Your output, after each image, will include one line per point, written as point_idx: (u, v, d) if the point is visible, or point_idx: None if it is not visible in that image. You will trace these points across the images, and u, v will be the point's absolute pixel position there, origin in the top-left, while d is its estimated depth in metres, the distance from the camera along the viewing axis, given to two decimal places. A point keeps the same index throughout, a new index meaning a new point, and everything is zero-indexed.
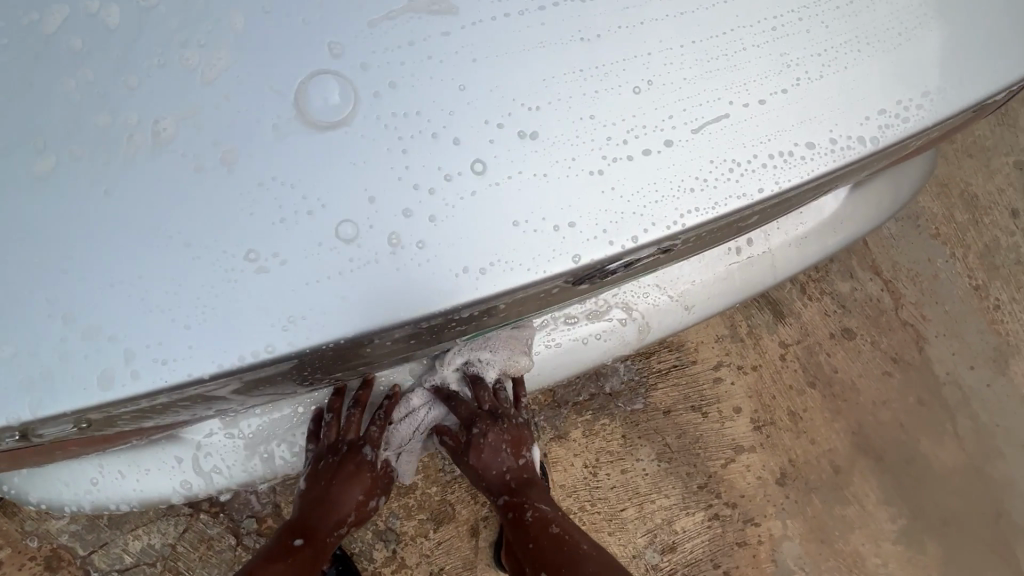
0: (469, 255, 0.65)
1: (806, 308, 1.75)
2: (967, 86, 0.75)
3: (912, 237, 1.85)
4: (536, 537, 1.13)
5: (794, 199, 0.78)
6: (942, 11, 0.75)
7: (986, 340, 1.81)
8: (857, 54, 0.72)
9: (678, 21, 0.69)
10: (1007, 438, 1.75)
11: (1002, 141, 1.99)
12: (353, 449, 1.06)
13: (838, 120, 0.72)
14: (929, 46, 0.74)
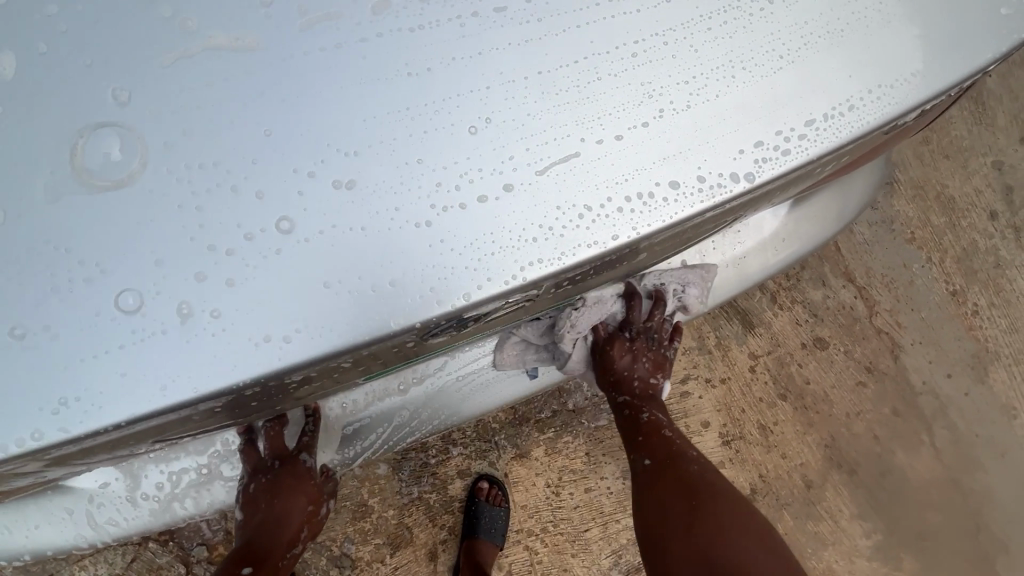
0: (268, 326, 0.54)
1: (776, 318, 1.70)
2: (912, 86, 0.63)
3: (887, 242, 1.81)
4: (648, 435, 1.20)
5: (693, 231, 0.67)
6: (864, 10, 0.62)
7: (964, 347, 1.76)
8: (748, 75, 0.59)
9: (522, 50, 0.57)
10: (986, 448, 1.70)
11: (979, 141, 1.94)
12: (289, 464, 1.01)
13: (746, 139, 0.60)
14: (845, 54, 0.61)
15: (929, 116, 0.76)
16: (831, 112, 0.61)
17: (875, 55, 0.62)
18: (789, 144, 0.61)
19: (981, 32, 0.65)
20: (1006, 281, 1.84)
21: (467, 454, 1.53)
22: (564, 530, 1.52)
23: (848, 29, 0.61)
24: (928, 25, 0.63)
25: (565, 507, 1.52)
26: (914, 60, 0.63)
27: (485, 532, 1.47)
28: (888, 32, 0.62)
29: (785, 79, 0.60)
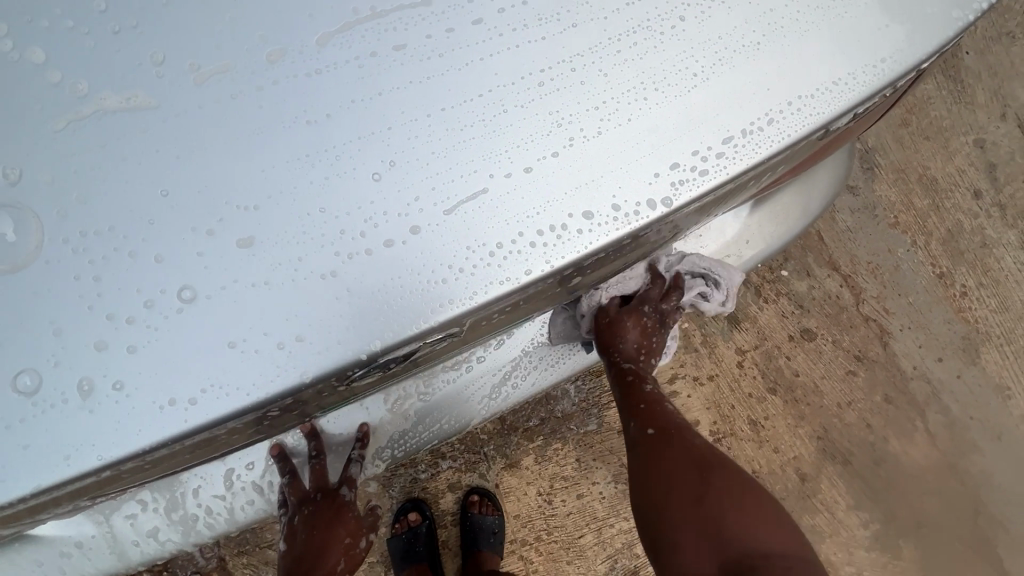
0: (176, 385, 0.55)
1: (762, 311, 1.69)
2: (836, 93, 0.62)
3: (870, 228, 1.80)
4: (650, 403, 1.17)
5: (622, 254, 0.67)
6: (780, 20, 0.61)
7: (954, 330, 1.75)
8: (657, 95, 0.59)
9: (425, 87, 0.58)
10: (982, 430, 1.69)
11: (959, 120, 1.92)
12: (330, 496, 1.06)
13: (662, 162, 0.59)
14: (760, 67, 0.60)
15: (875, 112, 0.75)
16: (752, 125, 0.61)
17: (795, 64, 0.61)
18: (710, 161, 0.60)
19: (907, 32, 0.64)
20: (994, 260, 1.82)
21: (457, 467, 1.53)
22: (557, 537, 1.53)
23: (764, 39, 0.61)
24: (850, 28, 0.62)
25: (557, 515, 1.53)
26: (835, 66, 0.62)
27: (487, 542, 1.49)
28: (807, 39, 0.61)
29: (697, 97, 0.59)
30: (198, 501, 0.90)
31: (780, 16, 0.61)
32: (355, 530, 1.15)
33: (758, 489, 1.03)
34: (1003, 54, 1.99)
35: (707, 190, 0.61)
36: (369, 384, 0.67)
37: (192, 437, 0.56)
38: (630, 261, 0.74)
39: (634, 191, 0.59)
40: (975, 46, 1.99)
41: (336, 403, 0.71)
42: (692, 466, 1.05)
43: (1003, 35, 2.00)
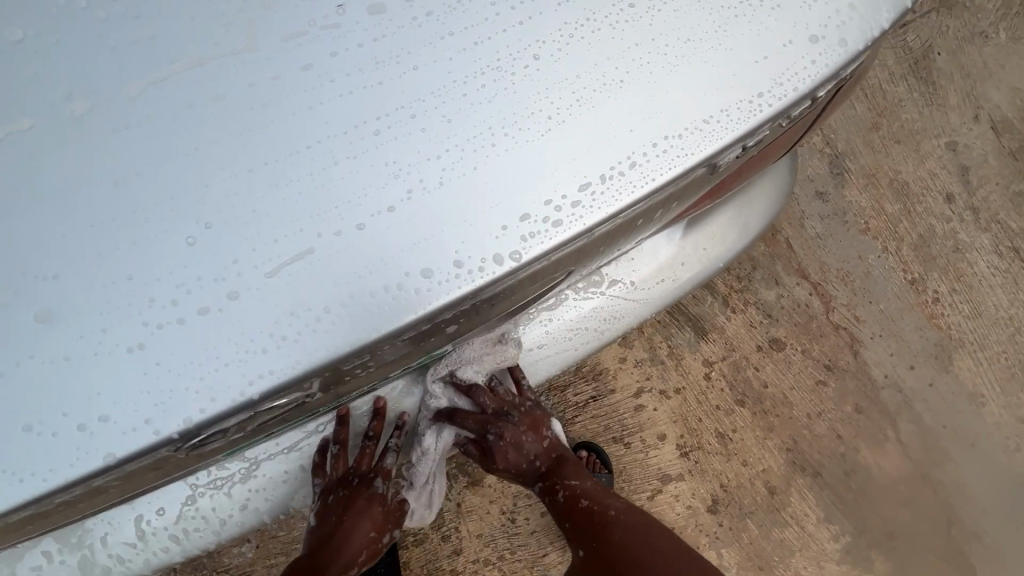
0: (26, 448, 0.57)
1: (730, 322, 1.66)
2: (698, 138, 0.63)
3: (840, 234, 1.77)
4: (571, 516, 1.09)
5: (495, 303, 0.68)
6: (627, 68, 0.62)
7: (926, 336, 1.72)
8: (492, 141, 0.60)
9: (254, 138, 0.59)
10: (955, 438, 1.66)
11: (931, 123, 1.90)
12: (365, 483, 1.01)
13: (506, 214, 0.60)
14: (605, 116, 0.61)
15: (766, 146, 0.75)
16: (611, 170, 0.62)
17: (656, 107, 0.62)
18: (569, 207, 0.61)
19: (767, 72, 0.65)
20: (967, 264, 1.80)
21: None
22: (521, 557, 1.50)
23: (625, 82, 0.62)
24: (713, 71, 0.63)
25: (521, 534, 1.50)
26: (698, 108, 0.63)
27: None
28: (669, 82, 0.62)
29: (556, 141, 0.61)
30: (109, 548, 0.85)
31: (627, 64, 0.62)
32: (382, 527, 1.05)
33: None
34: (975, 55, 1.97)
35: (561, 243, 0.63)
36: (248, 433, 0.69)
37: (55, 495, 0.59)
38: (518, 305, 0.75)
39: (477, 244, 0.60)
40: (947, 47, 1.97)
41: (225, 452, 0.73)
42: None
43: (974, 36, 1.98)
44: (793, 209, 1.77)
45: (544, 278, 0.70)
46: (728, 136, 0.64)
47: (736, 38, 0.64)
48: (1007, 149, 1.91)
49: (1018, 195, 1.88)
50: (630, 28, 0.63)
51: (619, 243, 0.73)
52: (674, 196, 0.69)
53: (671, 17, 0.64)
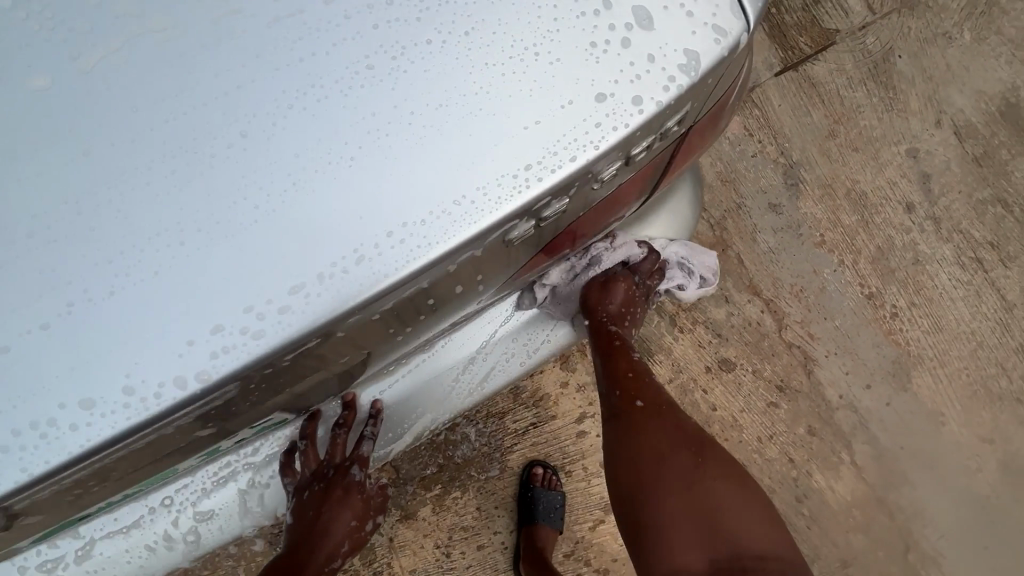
0: None
1: (677, 342, 1.60)
2: (490, 197, 0.58)
3: (794, 248, 1.71)
4: (636, 384, 1.19)
5: (326, 348, 0.65)
6: (440, 98, 0.57)
7: (883, 353, 1.66)
8: (290, 184, 0.56)
9: (46, 187, 0.57)
10: (913, 459, 1.60)
11: (891, 129, 1.83)
12: (340, 473, 1.13)
13: (304, 267, 0.57)
14: (415, 153, 0.56)
15: (602, 192, 0.69)
16: (389, 234, 0.57)
17: (438, 163, 0.57)
18: (347, 275, 0.57)
19: (601, 99, 0.58)
20: (927, 277, 1.73)
21: None
22: None
23: (403, 135, 0.56)
24: (505, 121, 0.57)
25: (456, 569, 1.45)
26: (488, 164, 0.57)
27: (544, 517, 1.41)
28: (453, 134, 0.57)
29: (326, 204, 0.56)
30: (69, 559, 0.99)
31: (441, 93, 0.57)
32: (362, 513, 1.18)
33: (744, 479, 1.05)
34: (939, 56, 1.89)
35: (372, 294, 0.59)
36: (80, 486, 0.67)
37: None
38: (370, 342, 0.71)
39: (275, 299, 0.57)
40: (909, 48, 1.89)
41: (68, 505, 0.72)
42: (687, 445, 1.07)
43: (938, 36, 1.89)
44: (744, 223, 1.71)
45: (354, 338, 0.67)
46: (554, 174, 0.58)
47: (568, 59, 0.58)
48: (971, 155, 1.83)
49: (982, 203, 1.80)
50: (415, 72, 0.57)
51: (469, 279, 0.69)
52: (484, 254, 0.64)
53: (461, 59, 0.58)
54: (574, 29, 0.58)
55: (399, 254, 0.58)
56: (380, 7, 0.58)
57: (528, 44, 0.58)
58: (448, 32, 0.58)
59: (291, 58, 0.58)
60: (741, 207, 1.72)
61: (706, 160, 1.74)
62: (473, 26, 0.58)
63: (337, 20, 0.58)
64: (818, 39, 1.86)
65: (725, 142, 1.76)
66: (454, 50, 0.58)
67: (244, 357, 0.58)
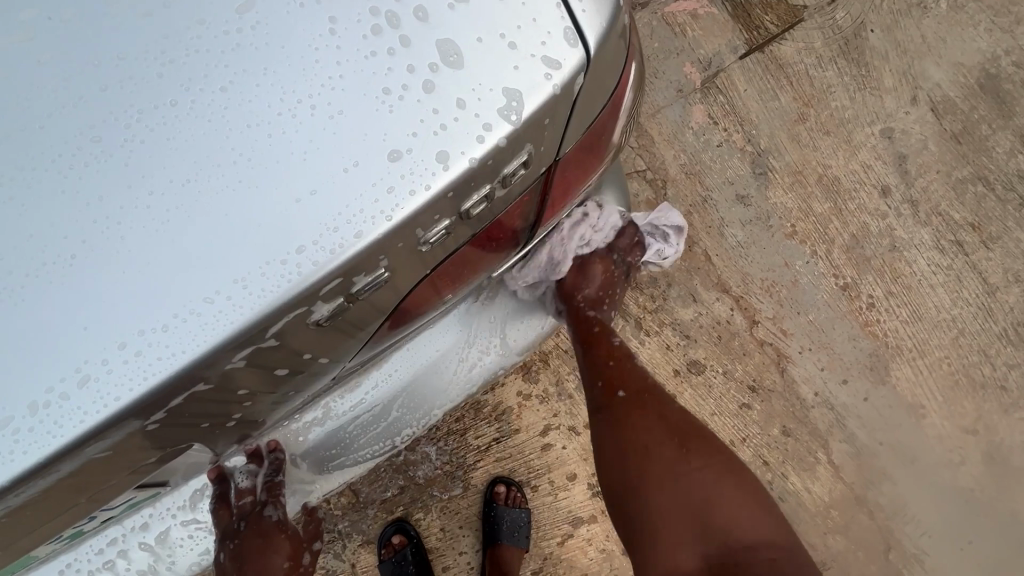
0: None
1: (643, 347, 1.54)
2: (271, 280, 0.49)
3: (764, 241, 1.62)
4: (619, 359, 1.14)
5: (156, 432, 0.56)
6: (245, 138, 0.47)
7: (860, 346, 1.59)
8: (66, 253, 0.47)
9: None
10: (893, 456, 1.55)
11: (864, 109, 1.74)
12: (255, 523, 1.09)
13: (93, 352, 0.47)
14: (215, 207, 0.47)
15: (445, 249, 0.59)
16: (146, 332, 0.48)
17: (200, 244, 0.47)
18: (98, 383, 0.48)
19: (441, 129, 0.49)
20: (904, 264, 1.66)
21: None
22: None
23: (155, 214, 0.47)
24: (281, 185, 0.48)
25: None
26: (263, 241, 0.48)
27: (509, 535, 1.41)
28: (217, 209, 0.47)
29: (63, 301, 0.47)
30: None
31: (247, 133, 0.47)
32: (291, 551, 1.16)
33: (740, 474, 1.02)
34: (913, 28, 1.78)
35: (186, 373, 0.50)
36: None
37: None
38: (222, 416, 0.63)
39: (57, 392, 0.47)
40: (882, 21, 1.78)
41: None
42: (669, 440, 1.03)
43: (913, 6, 1.79)
44: (711, 217, 1.62)
45: (155, 439, 0.58)
46: (389, 221, 0.50)
47: (397, 86, 0.49)
48: (949, 132, 1.74)
49: (961, 182, 1.72)
50: (166, 133, 0.47)
51: (327, 342, 0.60)
52: (290, 339, 0.55)
53: (226, 111, 0.47)
54: (363, 67, 0.48)
55: (205, 328, 0.48)
56: (117, 51, 0.48)
57: (306, 86, 0.48)
58: (204, 78, 0.48)
59: (13, 117, 0.47)
60: (708, 200, 1.63)
61: (669, 152, 1.65)
62: (236, 67, 0.48)
63: (65, 70, 0.48)
64: (784, 16, 1.74)
65: (689, 132, 1.66)
66: (213, 102, 0.47)
67: (33, 463, 0.49)
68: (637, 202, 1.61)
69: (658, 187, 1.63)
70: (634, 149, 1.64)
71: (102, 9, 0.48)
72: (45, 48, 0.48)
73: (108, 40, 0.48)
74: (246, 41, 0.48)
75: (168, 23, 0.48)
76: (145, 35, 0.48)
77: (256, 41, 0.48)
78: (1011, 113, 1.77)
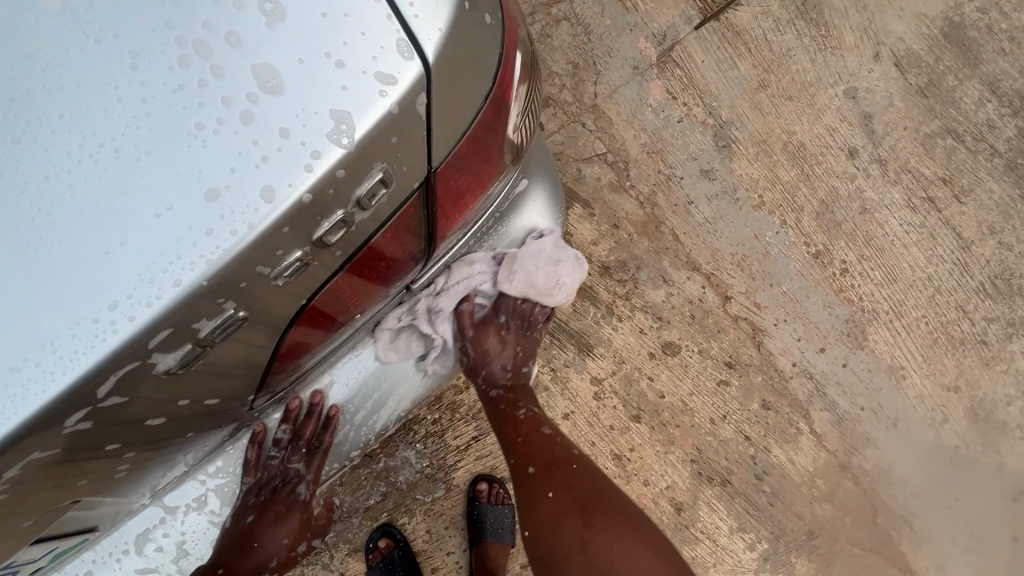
0: None
1: (617, 333, 1.52)
2: (100, 328, 0.50)
3: (732, 215, 1.60)
4: (529, 433, 1.17)
5: (28, 481, 0.57)
6: (61, 183, 0.49)
7: (836, 314, 1.57)
8: None
9: None
10: (875, 419, 1.54)
11: (826, 70, 1.70)
12: (284, 492, 1.12)
13: None
14: (39, 254, 0.48)
15: (313, 279, 0.60)
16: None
17: (22, 294, 0.48)
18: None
19: (264, 159, 0.50)
20: (876, 226, 1.63)
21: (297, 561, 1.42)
22: None
23: None
24: (99, 230, 0.49)
25: None
26: (87, 287, 0.49)
27: (493, 533, 1.42)
28: (44, 255, 0.48)
29: None
30: None
31: (62, 178, 0.49)
32: (295, 535, 1.17)
33: (630, 519, 1.07)
34: None
35: (35, 423, 0.51)
36: None
37: None
38: (106, 459, 0.64)
39: None
40: None
41: None
42: (576, 508, 1.06)
43: None
44: (676, 195, 1.60)
45: (30, 489, 0.59)
46: (221, 257, 0.51)
47: (209, 119, 0.49)
48: (914, 86, 1.70)
49: (929, 136, 1.69)
50: None
51: (202, 379, 0.61)
52: (149, 379, 0.56)
53: (43, 160, 0.49)
54: (168, 103, 0.49)
55: (45, 376, 0.50)
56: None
57: (110, 128, 0.49)
58: (15, 126, 0.49)
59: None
60: (672, 177, 1.60)
61: (629, 132, 1.61)
62: (37, 114, 0.49)
63: None
64: None
65: (647, 110, 1.63)
66: (18, 153, 0.49)
67: None
68: (599, 186, 1.58)
69: (620, 168, 1.60)
70: (593, 132, 1.60)
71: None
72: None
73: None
74: (41, 86, 0.49)
75: None
76: None
77: (56, 87, 0.49)
78: (977, 62, 1.73)
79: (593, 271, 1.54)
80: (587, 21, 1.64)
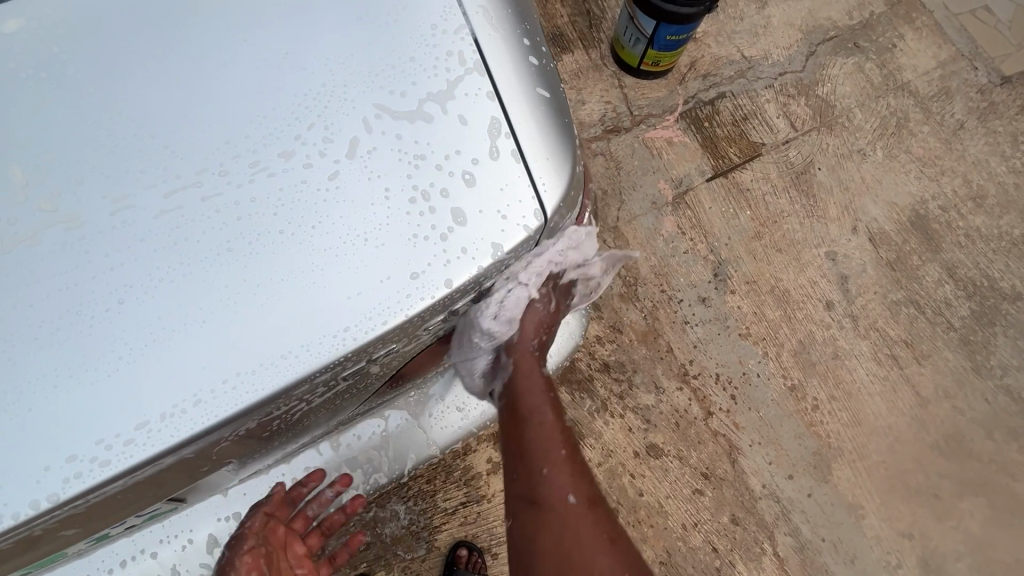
0: None
1: (608, 427, 1.68)
2: (277, 370, 0.57)
3: (720, 339, 1.81)
4: None
5: (202, 462, 0.63)
6: (327, 199, 0.59)
7: (805, 445, 1.74)
8: (173, 281, 0.56)
9: None
10: (834, 552, 1.66)
11: (811, 234, 2.00)
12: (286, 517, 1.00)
13: (185, 378, 0.55)
14: (294, 255, 0.58)
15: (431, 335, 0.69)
16: (169, 411, 0.55)
17: (207, 335, 0.56)
18: (103, 455, 0.54)
19: (479, 217, 0.62)
20: (846, 371, 1.85)
21: None
22: None
23: (239, 260, 0.57)
24: (286, 289, 0.57)
25: None
26: (266, 338, 0.57)
27: None
28: (297, 261, 0.58)
29: (169, 329, 0.56)
30: None
31: (328, 194, 0.59)
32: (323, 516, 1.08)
33: None
34: (854, 170, 2.10)
35: (250, 410, 0.58)
36: None
37: None
38: (265, 445, 0.70)
39: (152, 420, 0.55)
40: (827, 162, 2.09)
41: None
42: None
43: (855, 152, 2.11)
44: (675, 313, 1.82)
45: (194, 470, 0.63)
46: (430, 293, 0.61)
47: (446, 169, 0.62)
48: (884, 260, 2.00)
49: (896, 303, 1.95)
50: (259, 188, 0.58)
51: (361, 384, 0.70)
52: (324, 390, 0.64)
53: (308, 183, 0.59)
54: (407, 161, 0.61)
55: (273, 368, 0.57)
56: (144, 151, 0.58)
57: (359, 166, 0.60)
58: (291, 147, 0.59)
59: (40, 194, 0.57)
60: (673, 298, 1.84)
61: (641, 254, 1.88)
62: (251, 180, 0.58)
63: (187, 132, 0.59)
64: (745, 150, 2.05)
65: (659, 239, 1.90)
66: (230, 209, 0.58)
67: (110, 475, 0.55)
68: (610, 294, 1.82)
69: (630, 283, 1.84)
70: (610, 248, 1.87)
71: (138, 114, 0.59)
72: (74, 137, 0.58)
73: (139, 140, 0.59)
74: (319, 121, 0.60)
75: (263, 99, 0.60)
76: (247, 101, 0.60)
77: (271, 161, 0.59)
78: (938, 248, 2.03)
79: (595, 366, 1.73)
80: (619, 159, 1.98)
